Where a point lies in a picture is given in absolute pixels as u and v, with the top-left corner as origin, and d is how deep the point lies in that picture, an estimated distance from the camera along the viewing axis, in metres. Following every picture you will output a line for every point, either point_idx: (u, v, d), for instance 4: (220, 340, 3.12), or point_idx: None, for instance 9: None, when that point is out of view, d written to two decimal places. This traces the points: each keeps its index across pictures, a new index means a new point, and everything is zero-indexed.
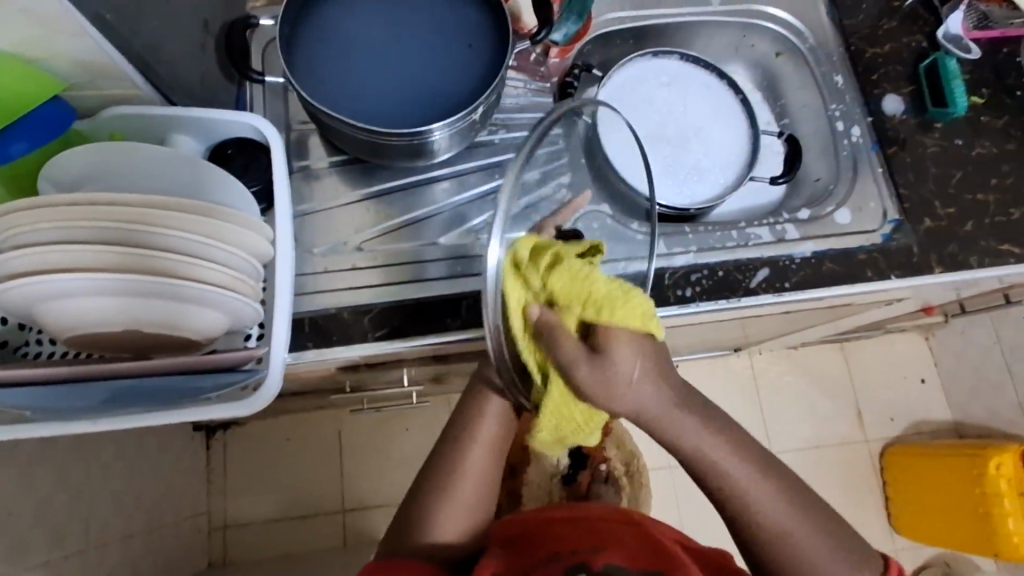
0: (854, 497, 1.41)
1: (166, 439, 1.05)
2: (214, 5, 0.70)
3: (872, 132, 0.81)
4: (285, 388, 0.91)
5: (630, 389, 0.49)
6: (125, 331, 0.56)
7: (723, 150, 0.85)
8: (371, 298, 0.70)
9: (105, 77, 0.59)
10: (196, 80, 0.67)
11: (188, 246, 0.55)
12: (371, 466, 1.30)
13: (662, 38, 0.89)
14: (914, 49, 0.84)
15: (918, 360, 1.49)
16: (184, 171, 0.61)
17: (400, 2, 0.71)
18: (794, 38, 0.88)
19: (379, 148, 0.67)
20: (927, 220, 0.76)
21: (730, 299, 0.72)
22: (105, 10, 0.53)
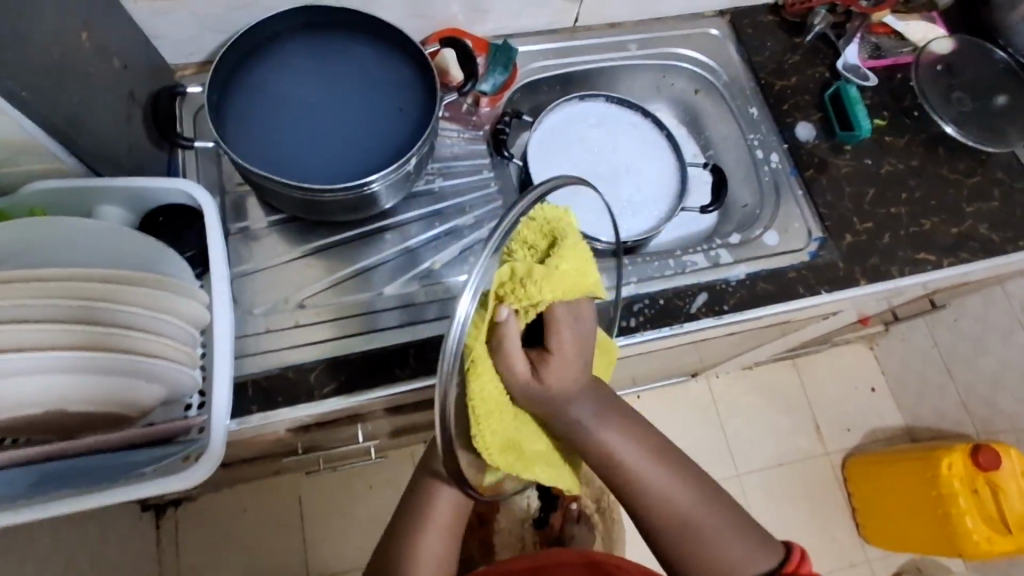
0: (822, 510, 1.43)
1: (109, 523, 0.99)
2: (139, 76, 0.70)
3: (790, 157, 0.86)
4: (234, 457, 0.87)
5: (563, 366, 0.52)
6: (51, 411, 0.53)
7: (654, 184, 0.89)
8: (316, 355, 0.69)
9: (24, 152, 0.58)
10: (123, 150, 0.67)
11: (117, 316, 0.53)
12: (334, 530, 1.25)
13: (587, 82, 0.93)
14: (818, 80, 0.91)
15: (866, 369, 1.54)
16: (113, 243, 0.60)
17: (328, 64, 0.73)
18: (708, 76, 0.93)
19: (315, 205, 0.68)
20: (848, 236, 0.81)
21: (673, 326, 0.74)
22: (20, 87, 0.52)
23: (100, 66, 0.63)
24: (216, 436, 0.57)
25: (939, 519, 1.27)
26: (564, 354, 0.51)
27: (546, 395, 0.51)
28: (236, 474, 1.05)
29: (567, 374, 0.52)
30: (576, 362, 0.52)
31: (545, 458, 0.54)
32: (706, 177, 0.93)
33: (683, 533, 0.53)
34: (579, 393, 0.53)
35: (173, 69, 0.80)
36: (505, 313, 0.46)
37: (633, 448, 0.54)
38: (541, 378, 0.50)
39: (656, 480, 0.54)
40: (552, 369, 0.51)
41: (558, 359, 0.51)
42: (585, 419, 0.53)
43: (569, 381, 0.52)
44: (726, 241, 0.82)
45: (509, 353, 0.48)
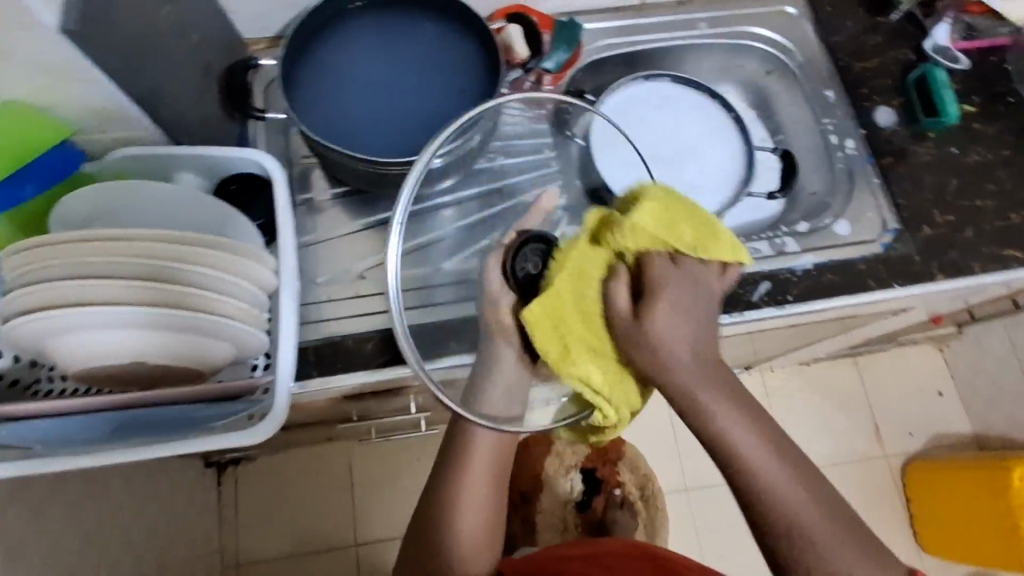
0: (877, 514, 1.37)
1: (176, 475, 1.06)
2: (216, 49, 0.73)
3: (867, 143, 0.82)
4: (292, 421, 0.91)
5: (666, 333, 0.53)
6: (135, 362, 0.57)
7: (720, 167, 0.86)
8: (373, 326, 0.71)
9: (112, 120, 0.61)
10: (200, 120, 0.69)
11: (197, 278, 0.56)
12: (381, 499, 1.29)
13: (653, 61, 0.91)
14: (902, 62, 0.85)
15: (933, 372, 1.47)
16: (192, 207, 0.63)
17: (394, 39, 0.74)
18: (782, 56, 0.89)
19: (379, 178, 0.69)
20: (926, 228, 0.76)
21: (733, 313, 0.72)
22: (111, 57, 0.54)
23: (181, 39, 0.65)
24: (280, 397, 0.60)
25: (1006, 533, 1.20)
26: (662, 296, 0.53)
27: (656, 345, 0.52)
28: (292, 438, 1.09)
29: (666, 332, 0.53)
30: (682, 323, 0.54)
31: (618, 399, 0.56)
32: (774, 162, 0.90)
33: (791, 523, 0.53)
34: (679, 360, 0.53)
35: (246, 43, 0.82)
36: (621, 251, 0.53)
37: (752, 438, 0.55)
38: (643, 326, 0.52)
39: (774, 469, 0.54)
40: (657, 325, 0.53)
41: (660, 305, 0.53)
42: (702, 395, 0.54)
43: (670, 333, 0.53)
44: (793, 229, 0.79)
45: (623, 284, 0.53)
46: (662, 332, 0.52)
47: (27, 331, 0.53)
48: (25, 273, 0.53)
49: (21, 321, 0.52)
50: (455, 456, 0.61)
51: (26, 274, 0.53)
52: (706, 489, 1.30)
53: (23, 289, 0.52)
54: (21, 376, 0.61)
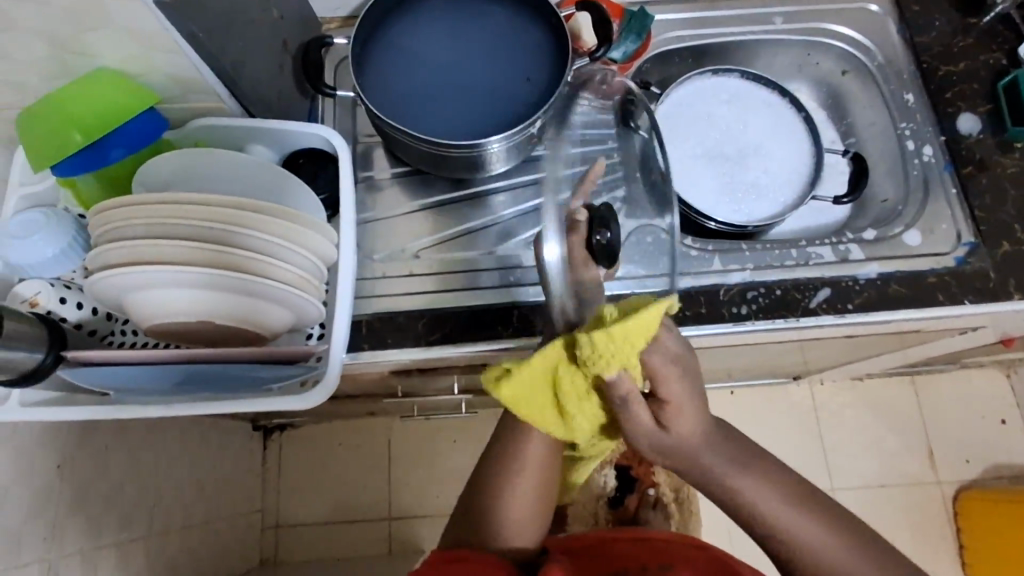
0: (925, 542, 1.31)
1: (226, 435, 1.10)
2: (292, 26, 0.75)
3: (946, 151, 0.78)
4: (339, 391, 0.94)
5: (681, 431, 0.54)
6: (202, 321, 0.60)
7: (785, 168, 0.84)
8: (425, 304, 0.72)
9: (195, 90, 0.64)
10: (274, 94, 0.72)
11: (261, 245, 0.59)
12: (417, 476, 1.32)
13: (724, 56, 0.89)
14: (992, 67, 0.81)
15: (998, 398, 1.39)
16: (260, 178, 0.66)
17: (464, 23, 0.75)
18: (861, 56, 0.85)
19: (439, 159, 0.70)
20: (1005, 244, 0.72)
21: (788, 318, 0.70)
22: (198, 29, 0.57)
23: (262, 14, 0.67)
24: (333, 366, 0.62)
25: None
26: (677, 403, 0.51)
27: (671, 442, 0.54)
28: (337, 409, 1.12)
29: (691, 430, 0.54)
30: (697, 414, 0.53)
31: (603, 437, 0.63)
32: (844, 166, 0.87)
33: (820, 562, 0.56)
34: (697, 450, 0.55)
35: (320, 22, 0.85)
36: (615, 374, 0.46)
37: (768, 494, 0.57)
38: (667, 434, 0.53)
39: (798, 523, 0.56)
40: (680, 430, 0.53)
41: (675, 413, 0.52)
42: (718, 467, 0.57)
43: (690, 430, 0.54)
44: (859, 236, 0.76)
45: (635, 412, 0.50)
46: (679, 428, 0.53)
47: (106, 285, 0.56)
48: (107, 231, 0.57)
49: (100, 275, 0.55)
50: (515, 422, 0.62)
51: (108, 232, 0.57)
52: None
53: (104, 245, 0.56)
54: (98, 327, 0.65)
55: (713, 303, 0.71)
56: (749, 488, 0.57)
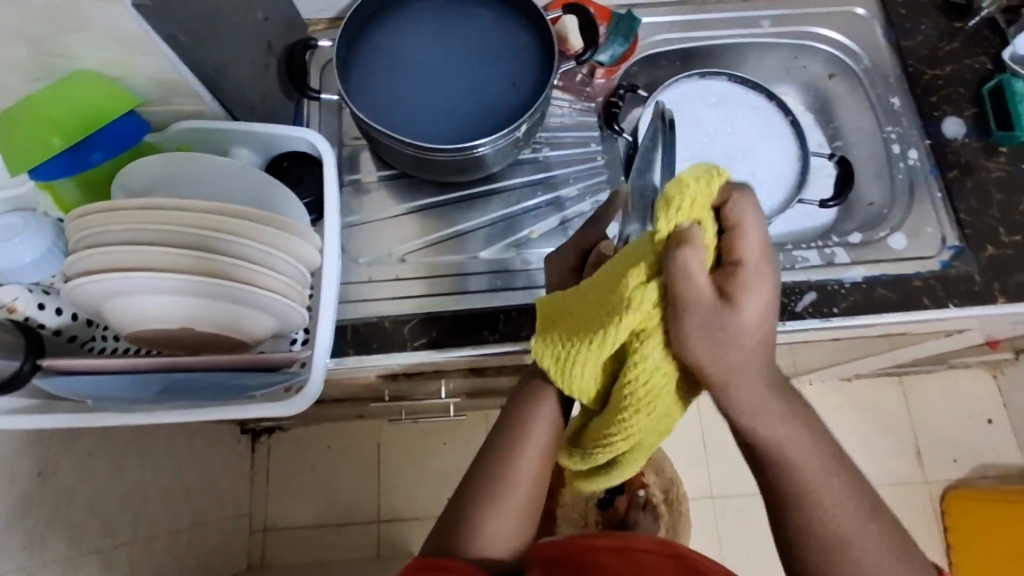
0: (914, 541, 1.32)
1: (213, 438, 1.10)
2: (277, 28, 0.74)
3: (932, 155, 0.78)
4: (326, 395, 0.93)
5: (749, 330, 0.43)
6: (184, 328, 0.59)
7: (772, 171, 0.84)
8: (411, 309, 0.72)
9: (177, 94, 0.64)
10: (258, 97, 0.71)
11: (243, 250, 0.58)
12: (407, 479, 1.31)
13: (711, 59, 0.89)
14: (978, 71, 0.81)
15: (985, 398, 1.40)
16: (242, 182, 0.65)
17: (450, 26, 0.74)
18: (848, 59, 0.86)
19: (425, 163, 0.69)
20: (990, 248, 0.72)
21: (774, 322, 0.70)
22: (179, 31, 0.56)
23: (245, 17, 0.67)
24: (316, 373, 0.61)
25: None
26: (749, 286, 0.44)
27: (734, 333, 0.43)
28: (325, 412, 1.12)
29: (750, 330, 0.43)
30: (766, 313, 0.44)
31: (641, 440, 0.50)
32: (830, 170, 0.87)
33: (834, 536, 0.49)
34: (754, 363, 0.45)
35: (306, 24, 0.84)
36: (689, 221, 0.43)
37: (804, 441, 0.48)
38: (724, 325, 0.43)
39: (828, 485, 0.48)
40: (744, 322, 0.43)
41: (743, 298, 0.43)
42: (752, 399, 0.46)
43: (755, 324, 0.43)
44: (845, 240, 0.76)
45: (694, 271, 0.42)
46: (747, 323, 0.43)
47: (85, 292, 0.56)
48: (86, 236, 0.56)
49: (78, 282, 0.54)
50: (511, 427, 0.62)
51: (87, 237, 0.56)
52: (733, 498, 1.28)
53: (82, 251, 0.55)
54: (78, 333, 0.64)
55: None
56: (778, 438, 0.47)
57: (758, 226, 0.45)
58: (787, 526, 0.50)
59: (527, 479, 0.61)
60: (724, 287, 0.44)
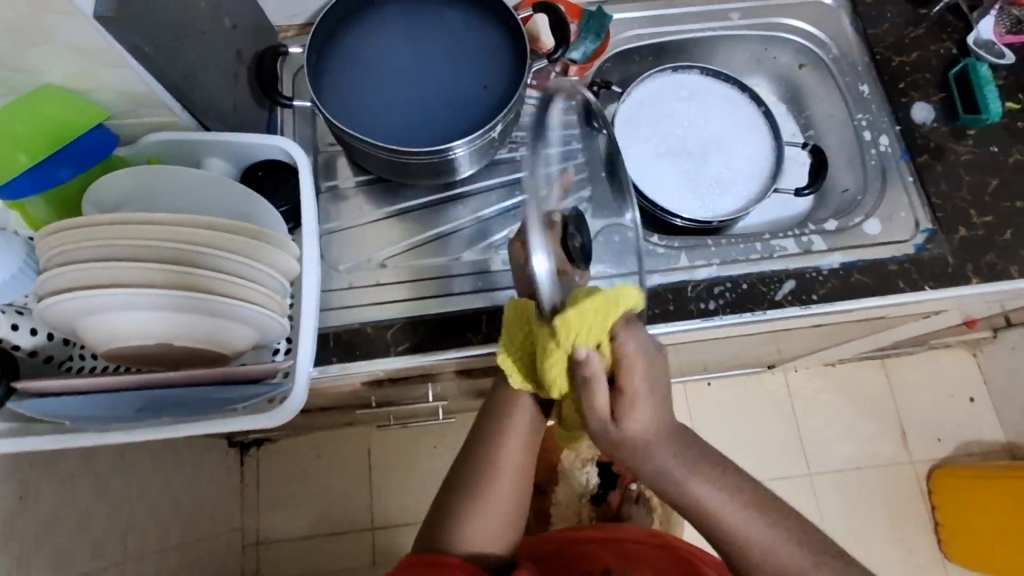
0: (902, 521, 1.34)
1: (200, 453, 1.08)
2: (246, 36, 0.74)
3: (902, 140, 0.79)
4: (312, 404, 0.92)
5: (638, 430, 0.51)
6: (161, 343, 0.58)
7: (747, 162, 0.84)
8: (394, 314, 0.71)
9: (145, 105, 0.63)
10: (229, 106, 0.70)
11: (219, 263, 0.57)
12: (399, 484, 1.31)
13: (683, 53, 0.89)
14: (943, 56, 0.82)
15: (966, 377, 1.42)
16: (217, 192, 0.64)
17: (421, 29, 0.74)
18: (817, 49, 0.87)
19: (402, 167, 0.69)
20: (962, 229, 0.74)
21: (755, 312, 0.71)
22: (144, 42, 0.55)
23: (212, 26, 0.66)
24: (300, 382, 0.60)
25: None
26: (639, 398, 0.50)
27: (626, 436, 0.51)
28: (313, 421, 1.11)
29: (648, 424, 0.51)
30: (653, 415, 0.51)
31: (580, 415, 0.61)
32: (804, 158, 0.88)
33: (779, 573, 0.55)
34: (659, 445, 0.52)
35: (276, 31, 0.83)
36: (584, 352, 0.47)
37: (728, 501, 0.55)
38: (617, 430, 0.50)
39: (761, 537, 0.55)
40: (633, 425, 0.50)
41: (634, 406, 0.50)
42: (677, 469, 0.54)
43: (645, 427, 0.50)
44: (821, 227, 0.77)
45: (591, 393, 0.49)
46: (634, 426, 0.50)
47: (59, 311, 0.55)
48: (57, 255, 0.55)
49: (50, 301, 0.54)
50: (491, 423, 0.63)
51: (58, 255, 0.55)
52: None
53: (54, 270, 0.54)
54: (55, 353, 0.63)
55: (681, 300, 0.71)
56: (713, 495, 0.54)
57: (642, 342, 0.50)
58: (739, 536, 0.55)
59: (511, 475, 0.61)
60: (617, 403, 0.50)
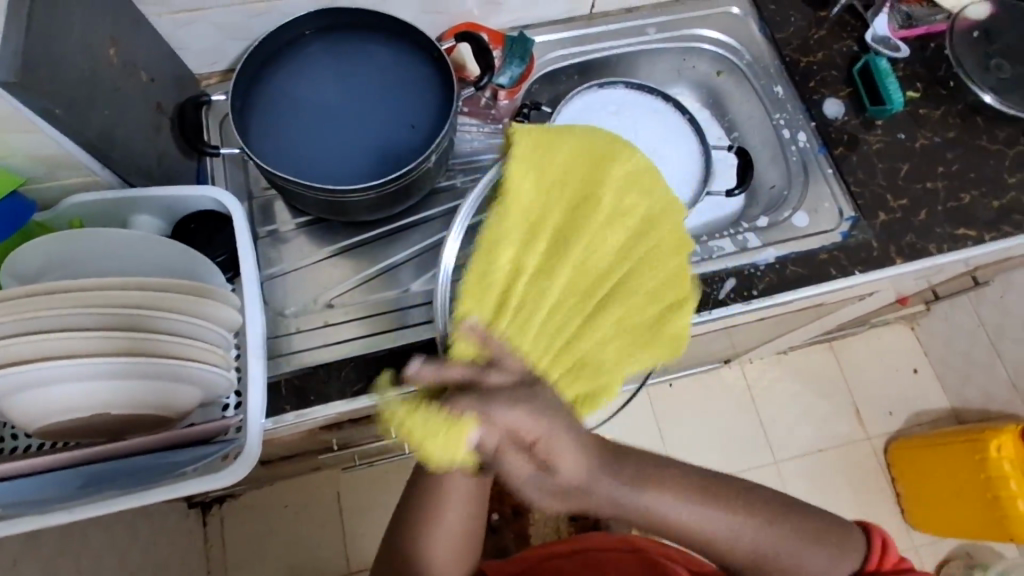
0: (866, 496, 1.39)
1: (157, 519, 1.03)
2: (164, 86, 0.72)
3: (818, 135, 0.84)
4: (272, 454, 0.89)
5: (568, 480, 0.51)
6: (100, 413, 0.56)
7: (678, 169, 0.87)
8: (346, 354, 0.70)
9: (61, 167, 0.60)
10: (153, 160, 0.69)
11: (152, 322, 0.55)
12: (372, 524, 1.27)
13: (607, 69, 0.92)
14: (846, 54, 0.88)
15: (907, 350, 1.50)
16: (148, 250, 0.63)
17: (346, 66, 0.74)
18: (730, 56, 0.91)
19: (339, 204, 0.69)
20: (882, 214, 0.78)
21: (701, 313, 0.73)
22: (53, 104, 0.54)
23: (127, 80, 0.64)
24: (251, 436, 0.59)
25: (988, 505, 1.22)
26: (546, 446, 0.49)
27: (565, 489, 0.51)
28: (277, 471, 1.08)
29: (574, 474, 0.51)
30: (574, 461, 0.50)
31: (618, 160, 0.59)
32: (731, 160, 0.92)
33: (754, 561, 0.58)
34: (591, 480, 0.52)
35: (198, 78, 0.82)
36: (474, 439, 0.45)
37: (675, 504, 0.56)
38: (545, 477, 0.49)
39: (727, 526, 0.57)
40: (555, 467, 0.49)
41: (546, 465, 0.49)
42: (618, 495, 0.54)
43: (577, 474, 0.51)
44: (754, 225, 0.80)
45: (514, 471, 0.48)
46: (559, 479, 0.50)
47: None
48: None
49: None
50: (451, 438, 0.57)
51: None
52: None
53: None
54: None
55: None
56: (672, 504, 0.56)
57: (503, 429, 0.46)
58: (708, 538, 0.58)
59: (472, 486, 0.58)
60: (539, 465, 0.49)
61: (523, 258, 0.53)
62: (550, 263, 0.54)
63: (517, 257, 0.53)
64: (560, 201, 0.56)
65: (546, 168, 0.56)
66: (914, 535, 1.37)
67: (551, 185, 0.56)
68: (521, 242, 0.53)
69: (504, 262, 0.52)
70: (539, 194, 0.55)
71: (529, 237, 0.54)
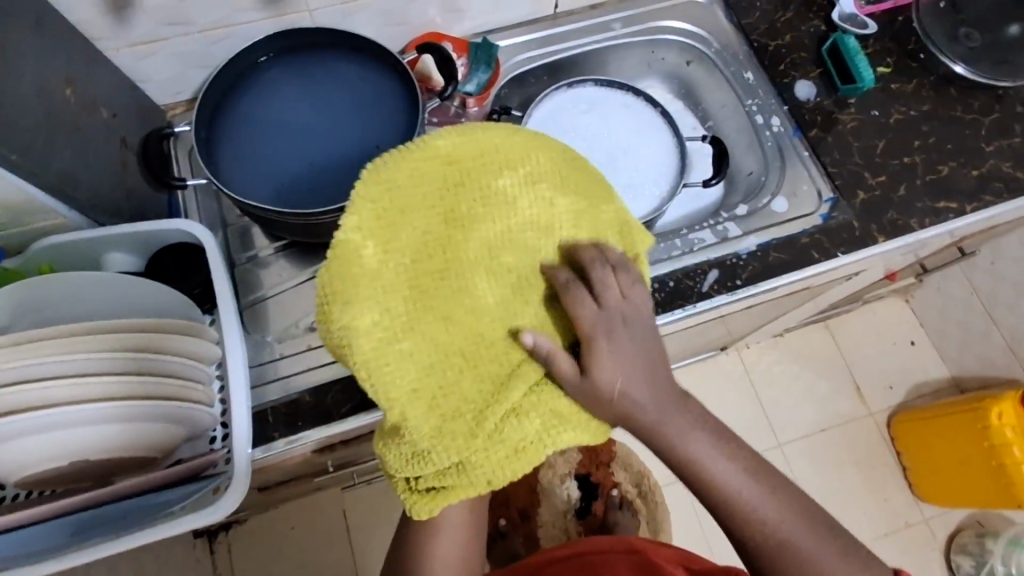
0: (871, 471, 1.39)
1: (162, 553, 1.03)
2: (128, 121, 0.71)
3: (791, 118, 0.83)
4: (270, 480, 0.89)
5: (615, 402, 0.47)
6: (81, 459, 0.55)
7: (654, 163, 0.87)
8: (332, 375, 0.69)
9: (26, 213, 0.59)
10: (122, 197, 0.68)
11: (131, 363, 0.55)
12: (380, 539, 1.27)
13: (577, 67, 0.92)
14: (814, 34, 0.87)
15: (904, 323, 1.49)
16: (121, 288, 0.62)
17: (310, 87, 0.73)
18: (699, 45, 0.90)
19: (312, 227, 0.68)
20: (861, 193, 0.77)
21: (686, 307, 0.72)
22: (9, 150, 0.53)
23: (87, 118, 0.64)
24: (240, 467, 0.59)
25: (994, 472, 1.22)
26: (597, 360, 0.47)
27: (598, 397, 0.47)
28: (279, 495, 1.07)
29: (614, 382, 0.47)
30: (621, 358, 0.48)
31: (456, 157, 0.51)
32: (707, 149, 0.91)
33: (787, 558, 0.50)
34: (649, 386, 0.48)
35: (164, 110, 0.81)
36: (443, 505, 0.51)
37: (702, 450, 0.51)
38: (591, 385, 0.47)
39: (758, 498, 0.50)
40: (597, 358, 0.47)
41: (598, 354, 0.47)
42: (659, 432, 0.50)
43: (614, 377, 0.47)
44: (733, 214, 0.80)
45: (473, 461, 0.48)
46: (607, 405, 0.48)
47: None
48: None
49: None
50: None
51: None
52: None
53: None
54: None
55: None
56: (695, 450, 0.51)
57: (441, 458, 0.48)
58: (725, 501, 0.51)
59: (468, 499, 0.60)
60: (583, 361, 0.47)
61: (382, 312, 0.48)
62: (425, 285, 0.49)
63: (386, 338, 0.48)
64: (402, 238, 0.49)
65: (364, 213, 0.48)
66: (923, 508, 1.37)
67: (388, 234, 0.49)
68: (381, 306, 0.48)
69: (369, 253, 0.48)
70: (374, 248, 0.48)
71: (382, 290, 0.48)
